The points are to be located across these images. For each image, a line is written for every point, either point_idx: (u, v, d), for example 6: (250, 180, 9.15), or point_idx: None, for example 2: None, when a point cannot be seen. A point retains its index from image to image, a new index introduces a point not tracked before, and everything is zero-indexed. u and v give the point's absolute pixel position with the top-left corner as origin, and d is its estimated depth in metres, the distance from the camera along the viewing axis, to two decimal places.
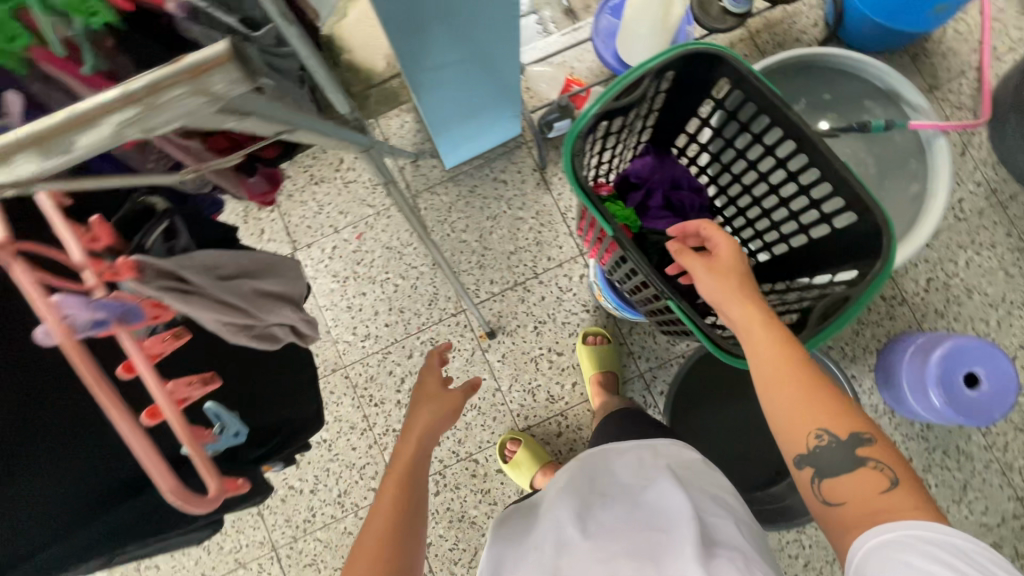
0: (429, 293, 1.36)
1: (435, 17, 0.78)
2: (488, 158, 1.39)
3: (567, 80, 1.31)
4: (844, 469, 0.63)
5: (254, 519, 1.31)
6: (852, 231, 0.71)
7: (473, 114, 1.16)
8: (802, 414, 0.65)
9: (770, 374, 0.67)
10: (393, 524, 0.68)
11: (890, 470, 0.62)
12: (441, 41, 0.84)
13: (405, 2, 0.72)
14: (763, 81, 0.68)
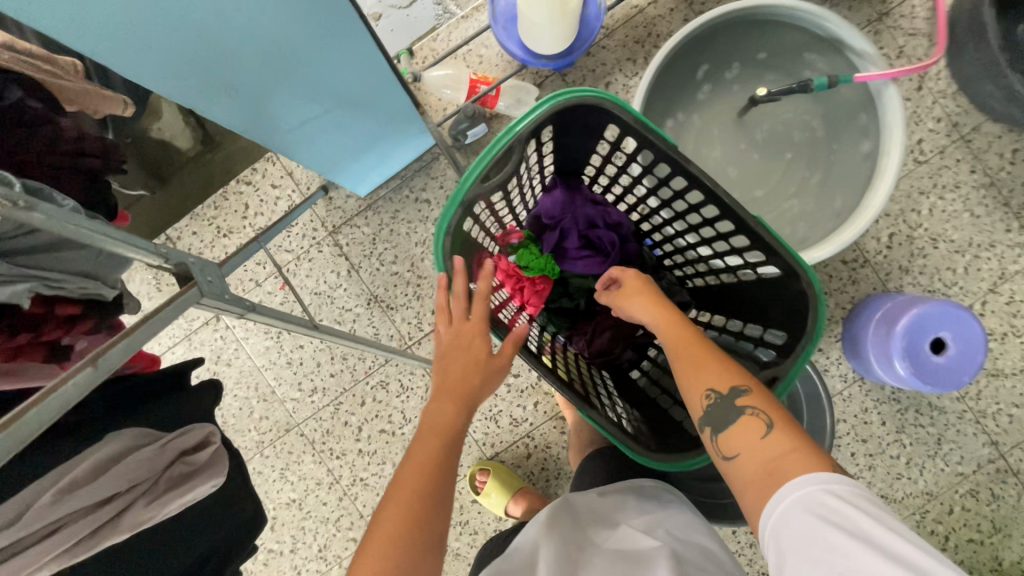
0: (369, 334, 1.27)
1: (247, 71, 0.65)
2: (405, 177, 1.26)
3: (471, 79, 1.15)
4: (729, 421, 0.60)
5: None
6: (776, 287, 0.66)
7: (366, 146, 1.02)
8: (694, 380, 0.63)
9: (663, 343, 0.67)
10: None
11: (765, 414, 0.58)
12: (277, 94, 0.72)
13: (182, 56, 0.58)
14: (654, 130, 0.58)
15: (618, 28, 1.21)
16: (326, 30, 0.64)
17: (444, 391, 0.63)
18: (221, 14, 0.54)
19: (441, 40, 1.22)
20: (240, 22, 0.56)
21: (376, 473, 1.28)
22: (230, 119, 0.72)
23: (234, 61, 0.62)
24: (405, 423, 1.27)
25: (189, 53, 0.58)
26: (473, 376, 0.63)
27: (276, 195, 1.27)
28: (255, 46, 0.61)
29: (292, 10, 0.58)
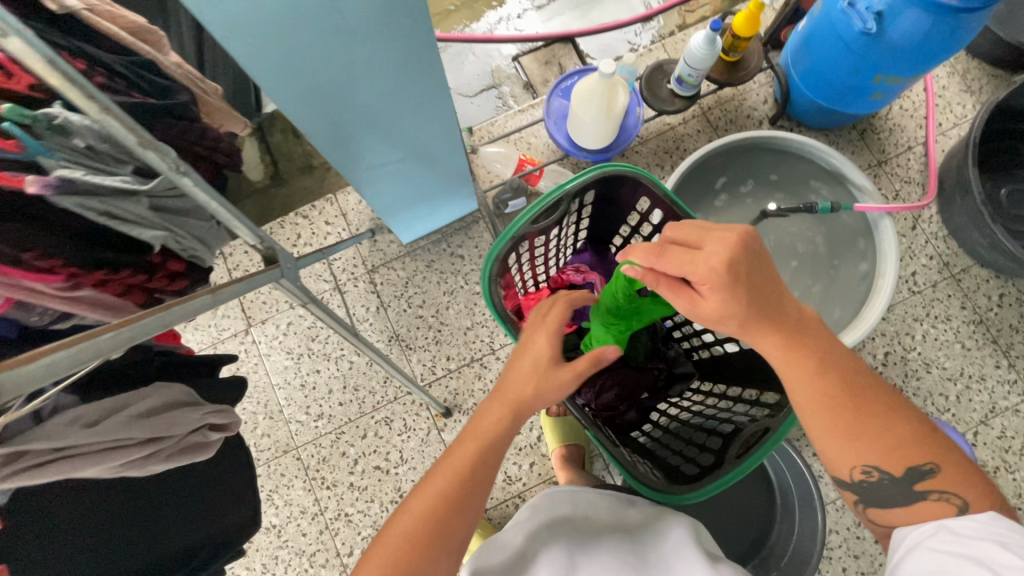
0: (384, 370, 1.34)
1: (360, 116, 0.79)
2: (446, 234, 1.40)
3: (520, 159, 1.33)
4: (900, 501, 0.63)
5: None
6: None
7: (422, 199, 1.16)
8: (856, 455, 0.62)
9: (811, 413, 0.63)
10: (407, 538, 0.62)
11: (956, 497, 0.60)
12: (368, 137, 0.85)
13: (319, 99, 0.71)
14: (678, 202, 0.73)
15: (651, 139, 1.40)
16: (425, 94, 0.80)
17: (521, 370, 0.72)
18: (361, 71, 0.69)
19: (498, 125, 1.42)
20: (368, 78, 0.71)
21: (362, 511, 1.27)
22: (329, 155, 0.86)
23: (351, 107, 0.76)
24: (401, 464, 1.29)
25: (324, 97, 0.71)
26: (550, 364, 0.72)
27: (328, 232, 1.41)
28: (370, 97, 0.75)
29: (405, 74, 0.73)
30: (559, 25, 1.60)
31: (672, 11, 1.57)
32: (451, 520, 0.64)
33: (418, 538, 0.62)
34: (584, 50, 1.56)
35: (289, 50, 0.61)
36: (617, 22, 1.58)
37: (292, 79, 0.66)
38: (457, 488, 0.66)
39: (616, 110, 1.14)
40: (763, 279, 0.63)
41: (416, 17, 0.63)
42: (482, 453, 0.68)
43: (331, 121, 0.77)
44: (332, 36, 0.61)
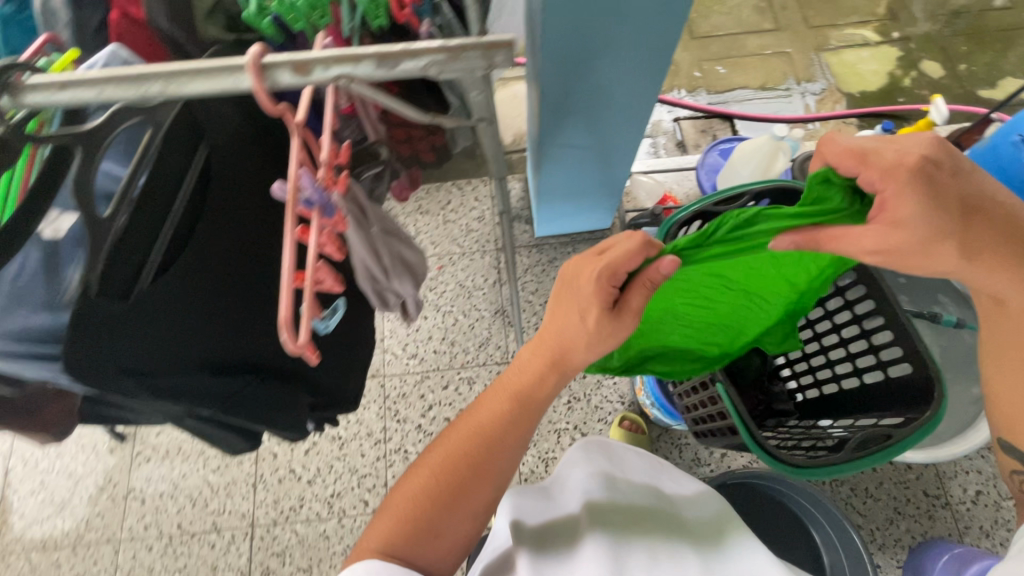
0: (482, 336, 1.44)
1: (585, 101, 0.96)
2: (574, 239, 1.53)
3: (663, 195, 1.46)
4: None
5: (246, 489, 1.34)
6: (908, 381, 0.77)
7: (577, 195, 1.31)
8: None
9: (1008, 364, 0.66)
10: (426, 495, 0.62)
11: None
12: (576, 122, 1.02)
13: (569, 78, 0.90)
14: None
15: None
16: (640, 97, 0.97)
17: (568, 313, 0.66)
18: (612, 60, 0.87)
19: (649, 165, 1.57)
20: (612, 68, 0.89)
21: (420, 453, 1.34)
22: (542, 130, 1.03)
23: (585, 90, 0.93)
24: None
25: (574, 76, 0.90)
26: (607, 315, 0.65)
27: (474, 206, 1.58)
28: (602, 85, 0.93)
29: (637, 74, 0.91)
30: (723, 104, 1.78)
31: (830, 120, 1.71)
32: (477, 478, 0.64)
33: (440, 487, 0.63)
34: (740, 129, 1.71)
35: (580, 28, 0.80)
36: (777, 115, 1.74)
37: (562, 51, 0.84)
38: (479, 447, 0.65)
39: (771, 174, 1.28)
40: (982, 236, 0.59)
41: (676, 24, 0.81)
42: (513, 411, 0.66)
43: (563, 99, 0.95)
44: (610, 21, 0.79)
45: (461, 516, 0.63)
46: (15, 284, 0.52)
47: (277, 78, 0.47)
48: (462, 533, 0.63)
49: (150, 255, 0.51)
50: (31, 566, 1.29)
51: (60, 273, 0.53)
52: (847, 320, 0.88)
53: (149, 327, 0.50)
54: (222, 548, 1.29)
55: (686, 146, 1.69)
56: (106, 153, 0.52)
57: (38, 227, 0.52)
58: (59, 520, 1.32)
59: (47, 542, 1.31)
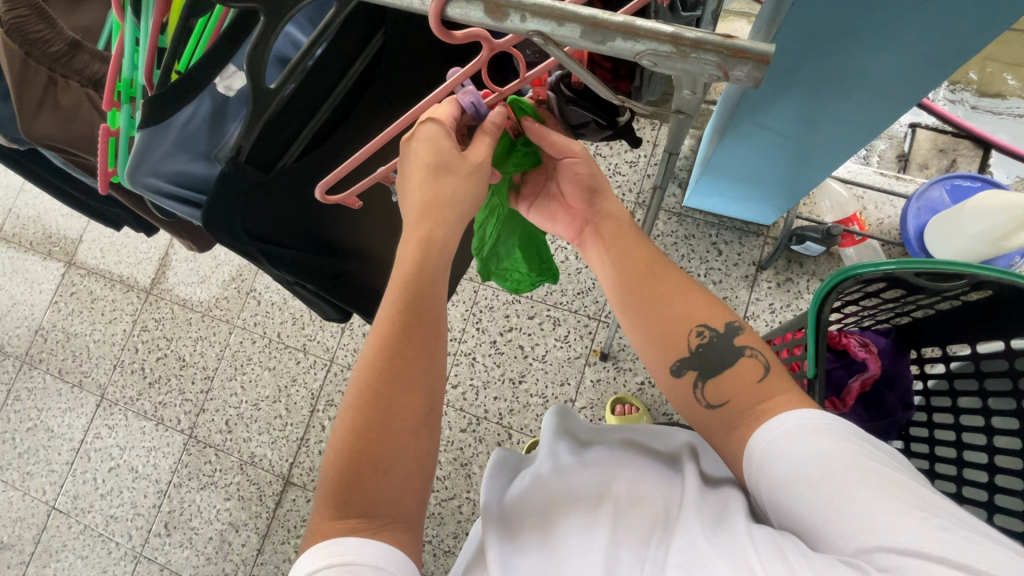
0: (585, 284, 1.38)
1: (805, 97, 0.79)
2: (721, 224, 1.36)
3: (851, 214, 1.22)
4: (723, 364, 0.60)
5: (335, 329, 1.48)
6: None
7: (747, 182, 1.14)
8: (674, 325, 0.62)
9: (625, 307, 0.65)
10: (358, 426, 0.53)
11: (762, 355, 0.59)
12: (786, 115, 0.85)
13: (795, 73, 0.74)
14: None
15: None
16: (877, 110, 0.78)
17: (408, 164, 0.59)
18: (861, 62, 0.69)
19: (849, 171, 1.30)
20: (858, 67, 0.70)
21: (485, 365, 1.39)
22: (738, 110, 0.87)
23: (811, 86, 0.76)
24: (538, 359, 1.37)
25: (802, 71, 0.73)
26: (449, 156, 0.57)
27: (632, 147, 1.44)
28: (835, 86, 0.75)
29: (890, 83, 0.72)
30: (986, 125, 1.39)
31: None
32: (403, 404, 0.54)
33: (365, 424, 0.53)
34: (992, 166, 1.34)
35: (838, 22, 0.63)
36: None
37: (819, 36, 0.66)
38: (392, 362, 0.55)
39: (1006, 245, 0.99)
40: (585, 183, 0.68)
41: (984, 36, 0.61)
42: (409, 302, 0.57)
43: (783, 89, 0.78)
44: (895, 16, 0.61)
45: (404, 445, 0.53)
46: (185, 128, 0.57)
47: (451, 15, 0.33)
48: (414, 476, 0.53)
49: (301, 135, 0.58)
50: (171, 315, 1.59)
51: (223, 127, 0.60)
52: (1010, 468, 0.67)
53: (286, 196, 0.59)
54: (303, 368, 1.48)
55: (908, 163, 1.37)
56: (293, 19, 0.60)
57: (213, 83, 0.56)
58: (198, 289, 1.58)
59: (186, 302, 1.58)
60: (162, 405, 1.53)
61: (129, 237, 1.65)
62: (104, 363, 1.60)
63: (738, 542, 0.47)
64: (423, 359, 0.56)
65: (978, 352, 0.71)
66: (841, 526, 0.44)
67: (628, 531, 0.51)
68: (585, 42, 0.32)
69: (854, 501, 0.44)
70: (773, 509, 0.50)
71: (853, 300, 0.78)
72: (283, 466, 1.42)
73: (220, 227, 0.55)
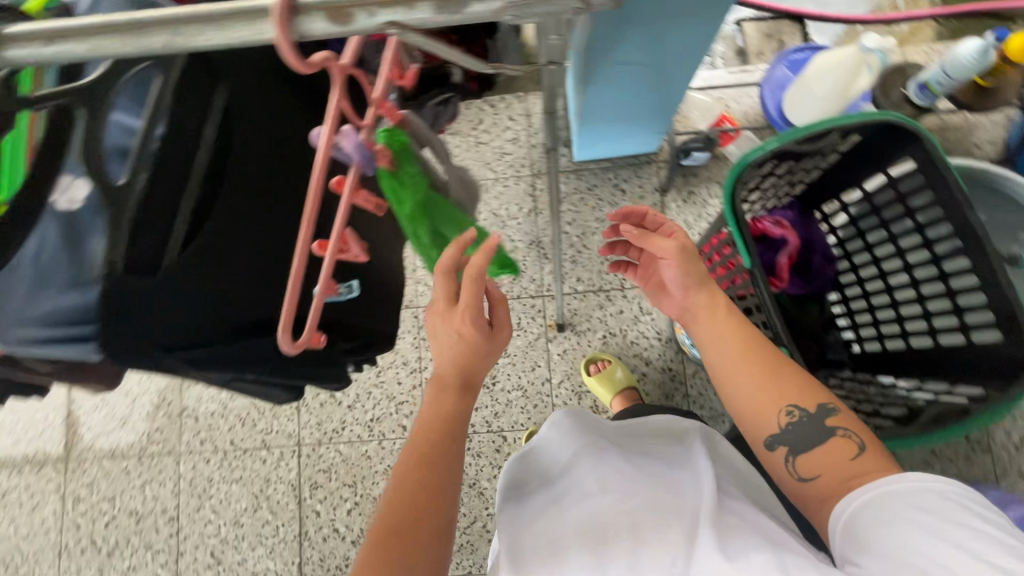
0: (516, 268, 1.39)
1: (643, 26, 0.84)
2: (615, 165, 1.42)
3: (721, 115, 1.30)
4: (813, 442, 0.62)
5: (290, 411, 1.39)
6: (995, 351, 0.68)
7: (623, 119, 1.19)
8: (772, 398, 0.64)
9: (727, 377, 0.66)
10: (387, 530, 0.60)
11: (857, 436, 0.62)
12: (634, 45, 0.90)
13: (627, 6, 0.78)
14: (955, 173, 0.66)
15: None
16: (708, 18, 0.84)
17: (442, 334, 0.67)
18: None
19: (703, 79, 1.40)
20: None
21: None
22: (591, 53, 0.90)
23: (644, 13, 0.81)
24: (502, 355, 1.36)
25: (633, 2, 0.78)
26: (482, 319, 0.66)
27: (508, 125, 1.46)
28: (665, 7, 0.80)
29: None
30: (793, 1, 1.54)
31: (920, 22, 1.47)
32: (430, 510, 0.62)
33: (392, 531, 0.60)
34: (811, 34, 1.49)
35: None
36: (853, 15, 1.49)
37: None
38: (423, 481, 0.63)
39: (849, 94, 1.12)
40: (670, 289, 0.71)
41: None
42: (437, 435, 0.67)
43: (623, 23, 0.83)
44: None
45: (430, 547, 0.60)
46: (38, 262, 0.54)
47: (303, 31, 0.32)
48: (431, 565, 0.60)
49: (174, 232, 0.59)
50: (102, 473, 1.41)
51: (84, 245, 0.55)
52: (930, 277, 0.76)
53: (182, 299, 0.59)
54: (273, 464, 1.37)
55: (746, 55, 1.49)
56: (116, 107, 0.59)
57: (51, 200, 0.55)
58: (122, 433, 1.42)
59: (114, 452, 1.41)
60: (132, 570, 1.36)
61: (17, 411, 1.44)
62: (44, 556, 1.39)
63: (749, 553, 0.55)
64: (448, 474, 0.64)
65: (869, 191, 0.80)
66: (920, 553, 0.49)
67: (655, 552, 0.58)
68: (443, 18, 0.32)
69: (928, 540, 0.50)
70: (850, 540, 0.55)
71: (757, 182, 0.83)
72: (293, 570, 1.32)
73: (116, 352, 0.55)
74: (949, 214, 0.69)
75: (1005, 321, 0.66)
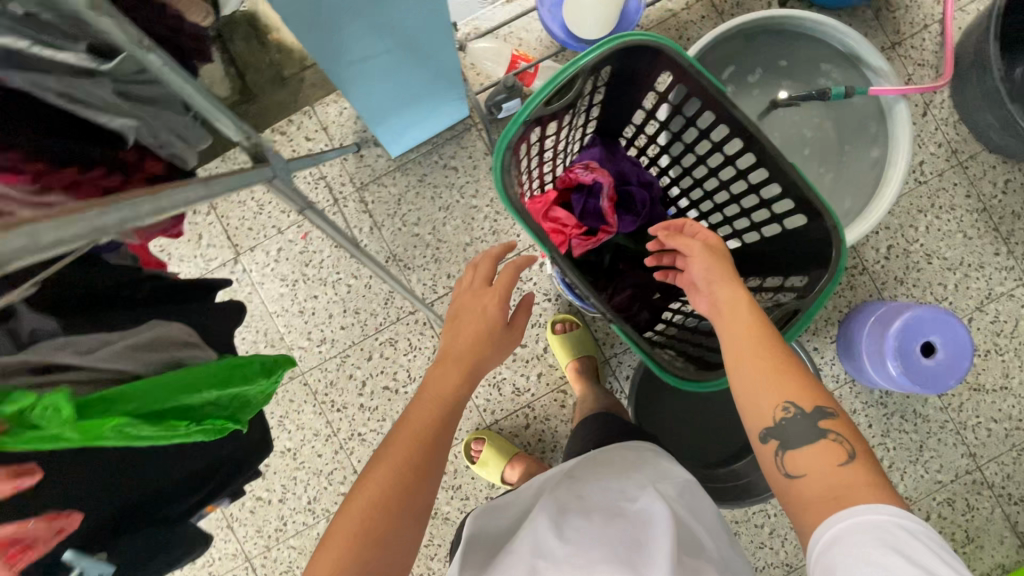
0: (384, 291, 1.30)
1: (354, 16, 0.73)
2: (436, 144, 1.30)
3: (512, 56, 1.20)
4: (805, 441, 0.61)
5: (223, 533, 1.29)
6: (806, 233, 0.70)
7: (410, 103, 1.07)
8: (767, 391, 0.63)
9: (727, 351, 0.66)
10: (370, 510, 0.64)
11: (848, 443, 0.61)
12: (362, 34, 0.78)
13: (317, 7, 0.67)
14: (709, 80, 0.63)
15: (652, 28, 1.29)
16: None
17: (458, 333, 0.79)
18: None
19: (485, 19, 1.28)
20: None
21: (374, 430, 1.29)
22: (321, 60, 0.79)
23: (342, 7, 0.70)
24: (409, 382, 1.29)
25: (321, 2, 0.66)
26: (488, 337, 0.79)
27: (309, 147, 1.31)
28: None
29: None
30: None
31: None
32: (419, 472, 0.68)
33: (380, 508, 0.65)
34: None
35: None
36: None
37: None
38: (414, 460, 0.69)
39: None
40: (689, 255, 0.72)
41: None
42: (438, 420, 0.73)
43: (329, 21, 0.71)
44: None
45: (405, 529, 0.66)
46: None
47: None
48: (407, 538, 0.66)
49: None
50: None
51: None
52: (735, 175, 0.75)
53: None
54: None
55: None
56: None
57: None
58: None
59: None
60: None
61: None
62: None
63: None
64: (435, 456, 0.70)
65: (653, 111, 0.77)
66: None
67: None
68: None
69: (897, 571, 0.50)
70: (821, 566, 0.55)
71: (544, 143, 0.75)
72: None
73: None
74: (724, 120, 0.68)
75: (803, 206, 0.67)
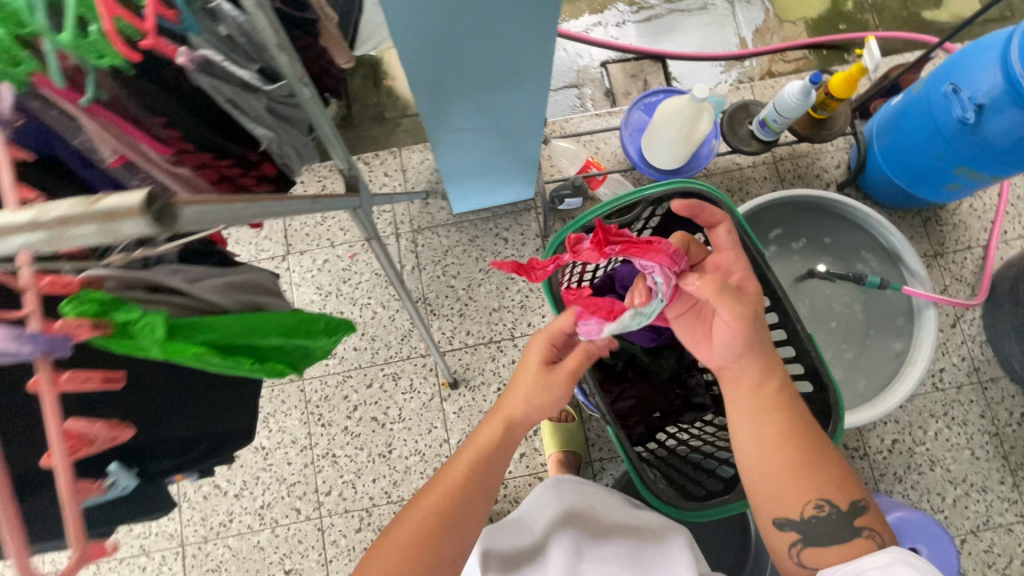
0: (403, 328, 1.36)
1: (465, 93, 0.83)
2: (495, 214, 1.42)
3: (586, 161, 1.34)
4: (836, 538, 0.66)
5: (169, 511, 1.28)
6: (807, 394, 0.89)
7: (487, 174, 1.18)
8: (803, 489, 0.67)
9: (774, 451, 0.68)
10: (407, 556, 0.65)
11: (877, 536, 0.66)
12: (464, 108, 0.88)
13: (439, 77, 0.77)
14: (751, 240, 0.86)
15: (717, 173, 1.41)
16: (527, 84, 0.83)
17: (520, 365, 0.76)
18: (474, 50, 0.72)
19: (572, 124, 1.44)
20: (479, 60, 0.74)
21: (349, 455, 1.30)
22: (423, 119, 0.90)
23: (461, 84, 0.80)
24: (396, 420, 1.32)
25: (445, 74, 0.77)
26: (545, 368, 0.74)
27: (384, 182, 1.44)
28: (476, 76, 0.79)
29: (513, 60, 0.76)
30: (653, 41, 1.61)
31: (766, 56, 1.56)
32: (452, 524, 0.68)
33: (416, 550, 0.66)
34: (674, 73, 1.57)
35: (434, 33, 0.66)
36: (710, 53, 1.58)
37: (438, 42, 0.69)
38: (446, 505, 0.69)
39: (695, 137, 1.17)
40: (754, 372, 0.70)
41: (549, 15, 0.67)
42: (474, 470, 0.71)
43: (444, 93, 0.82)
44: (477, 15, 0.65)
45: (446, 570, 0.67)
46: None
47: None
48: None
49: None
50: None
51: None
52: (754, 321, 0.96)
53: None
54: (153, 570, 1.26)
55: (614, 96, 1.55)
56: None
57: None
58: None
59: None
60: None
61: None
62: None
63: None
64: (472, 505, 0.70)
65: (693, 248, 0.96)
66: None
67: None
68: None
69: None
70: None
71: None
72: None
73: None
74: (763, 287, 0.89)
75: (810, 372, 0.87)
